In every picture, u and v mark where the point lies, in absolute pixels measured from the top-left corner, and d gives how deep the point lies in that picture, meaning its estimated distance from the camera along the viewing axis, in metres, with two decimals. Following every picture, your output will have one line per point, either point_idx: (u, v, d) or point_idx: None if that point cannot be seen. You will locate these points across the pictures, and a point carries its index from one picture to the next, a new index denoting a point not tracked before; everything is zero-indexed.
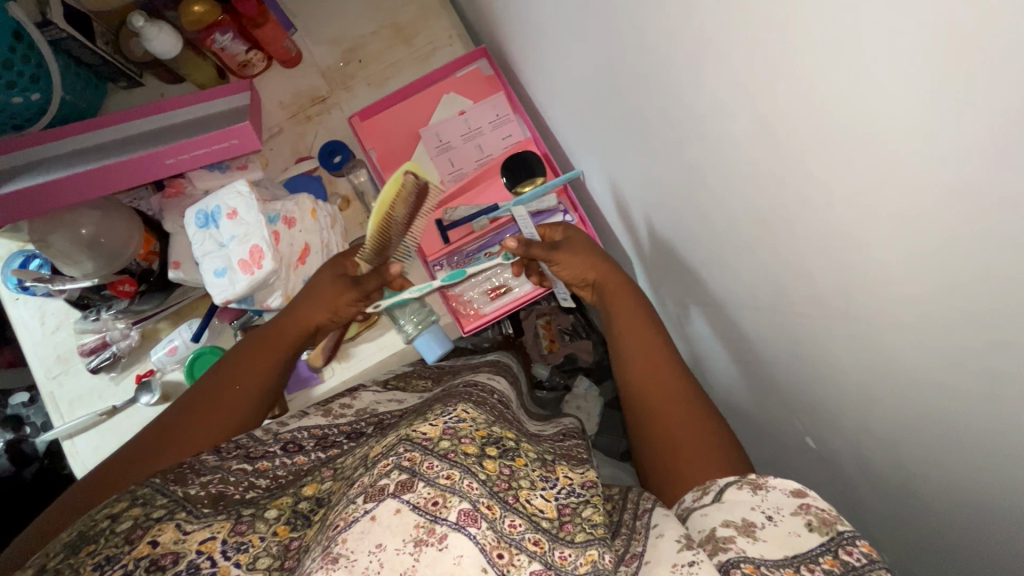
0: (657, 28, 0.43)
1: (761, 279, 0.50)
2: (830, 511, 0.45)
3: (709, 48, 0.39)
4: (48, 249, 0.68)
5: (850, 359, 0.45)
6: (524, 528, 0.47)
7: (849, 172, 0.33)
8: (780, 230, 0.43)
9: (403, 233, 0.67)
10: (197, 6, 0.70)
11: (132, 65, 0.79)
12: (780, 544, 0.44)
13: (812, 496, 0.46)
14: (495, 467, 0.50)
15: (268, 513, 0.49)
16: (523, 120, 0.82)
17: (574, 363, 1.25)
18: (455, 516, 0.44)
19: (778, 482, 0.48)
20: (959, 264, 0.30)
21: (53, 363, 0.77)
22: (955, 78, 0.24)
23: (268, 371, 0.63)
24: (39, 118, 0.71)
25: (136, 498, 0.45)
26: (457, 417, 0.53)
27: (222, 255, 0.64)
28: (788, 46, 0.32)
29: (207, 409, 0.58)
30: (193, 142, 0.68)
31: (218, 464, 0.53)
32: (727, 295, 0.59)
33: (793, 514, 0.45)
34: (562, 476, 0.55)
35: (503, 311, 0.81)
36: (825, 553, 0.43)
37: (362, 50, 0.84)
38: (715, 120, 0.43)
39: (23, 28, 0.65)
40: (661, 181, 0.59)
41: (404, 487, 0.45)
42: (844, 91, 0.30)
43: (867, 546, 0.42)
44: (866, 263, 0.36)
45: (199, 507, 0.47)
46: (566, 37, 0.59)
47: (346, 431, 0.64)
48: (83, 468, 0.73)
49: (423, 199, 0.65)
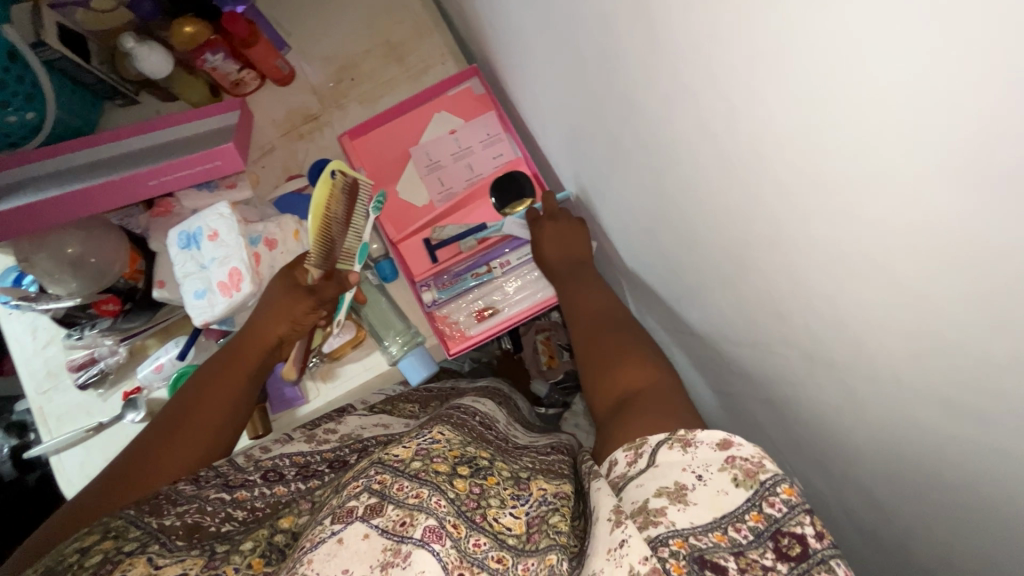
0: (636, 51, 0.42)
1: (755, 309, 0.49)
2: (754, 458, 0.41)
3: (684, 69, 0.38)
4: (34, 268, 0.69)
5: (846, 380, 0.43)
6: (488, 547, 0.44)
7: (840, 201, 0.31)
8: (770, 257, 0.42)
9: (342, 232, 0.66)
10: (188, 27, 0.71)
11: (127, 84, 0.80)
12: (709, 507, 0.40)
13: (738, 445, 0.42)
14: (466, 486, 0.48)
15: (243, 545, 0.47)
16: (514, 139, 0.82)
17: (575, 380, 1.22)
18: (420, 533, 0.42)
19: (704, 435, 0.43)
20: (952, 284, 0.28)
21: (43, 378, 0.77)
22: (937, 109, 0.23)
23: (234, 392, 0.61)
24: (34, 136, 0.72)
25: (109, 530, 0.44)
26: (432, 439, 0.51)
27: (202, 277, 0.63)
28: (769, 67, 0.30)
29: (176, 435, 0.56)
30: (175, 164, 0.68)
31: (195, 493, 0.51)
32: (723, 325, 0.57)
33: (719, 471, 0.42)
34: (535, 490, 0.52)
35: (489, 334, 0.77)
36: (751, 509, 0.40)
37: (355, 68, 0.84)
38: (694, 148, 0.42)
39: (17, 49, 0.66)
40: (647, 206, 0.57)
41: (373, 511, 0.43)
42: (826, 126, 0.29)
43: (787, 493, 0.40)
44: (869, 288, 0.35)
45: (173, 540, 0.46)
46: (551, 57, 0.57)
47: (328, 458, 0.61)
48: (68, 484, 0.73)
49: (352, 199, 0.68)
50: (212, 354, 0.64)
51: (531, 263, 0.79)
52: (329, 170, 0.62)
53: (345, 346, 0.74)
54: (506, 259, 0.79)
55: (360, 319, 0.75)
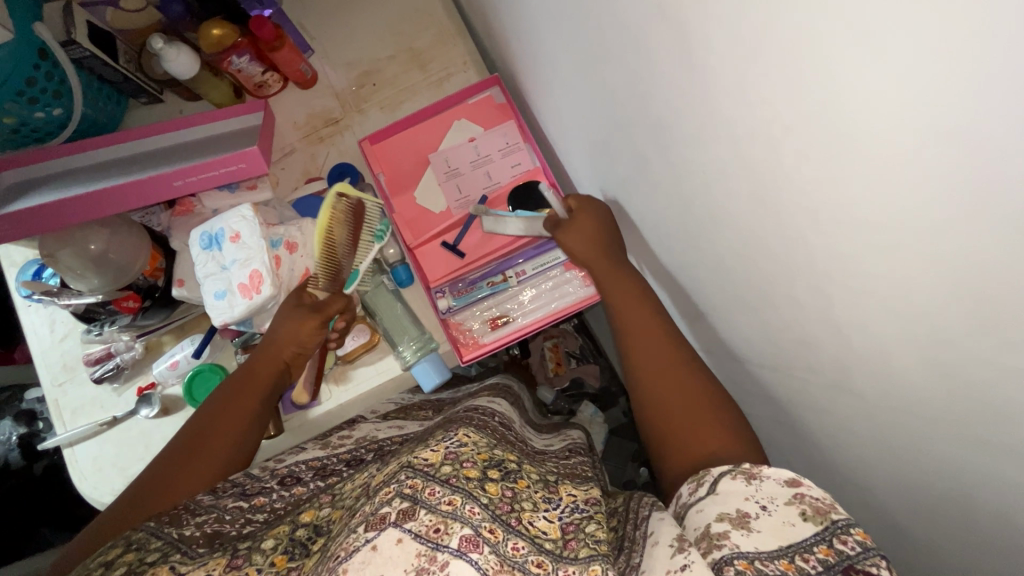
0: (668, 73, 0.42)
1: (781, 328, 0.49)
2: (824, 499, 0.43)
3: (718, 94, 0.38)
4: (57, 264, 0.70)
5: (873, 398, 0.44)
6: (526, 550, 0.44)
7: (872, 224, 0.32)
8: (800, 279, 0.42)
9: (350, 252, 0.70)
10: (216, 30, 0.71)
11: (152, 83, 0.81)
12: (775, 535, 0.42)
13: (807, 485, 0.44)
14: (497, 489, 0.48)
15: (265, 543, 0.47)
16: (533, 149, 0.82)
17: (580, 388, 1.24)
18: (456, 542, 0.42)
19: (772, 471, 0.46)
20: (997, 311, 0.29)
21: (59, 371, 0.78)
22: (979, 149, 0.24)
23: (249, 411, 0.61)
24: (61, 132, 0.74)
25: (130, 543, 0.45)
26: (459, 441, 0.51)
27: (223, 278, 0.64)
28: (807, 100, 0.31)
29: (196, 449, 0.57)
30: (201, 166, 0.68)
31: (213, 503, 0.52)
32: (745, 338, 0.58)
33: (786, 505, 0.44)
34: (564, 495, 0.52)
35: (502, 343, 0.78)
36: (820, 543, 0.41)
37: (376, 74, 0.84)
38: (723, 170, 0.43)
39: (48, 47, 0.67)
40: (671, 221, 0.58)
41: (406, 515, 0.43)
42: (871, 157, 0.29)
43: (861, 535, 0.41)
44: (898, 315, 0.35)
45: (195, 547, 0.47)
46: (578, 72, 0.58)
47: (345, 459, 0.62)
48: (80, 478, 0.74)
49: (358, 219, 0.71)
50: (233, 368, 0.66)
51: (547, 273, 0.79)
52: (333, 193, 0.66)
53: (359, 350, 0.74)
54: (521, 268, 0.79)
55: (375, 324, 0.75)
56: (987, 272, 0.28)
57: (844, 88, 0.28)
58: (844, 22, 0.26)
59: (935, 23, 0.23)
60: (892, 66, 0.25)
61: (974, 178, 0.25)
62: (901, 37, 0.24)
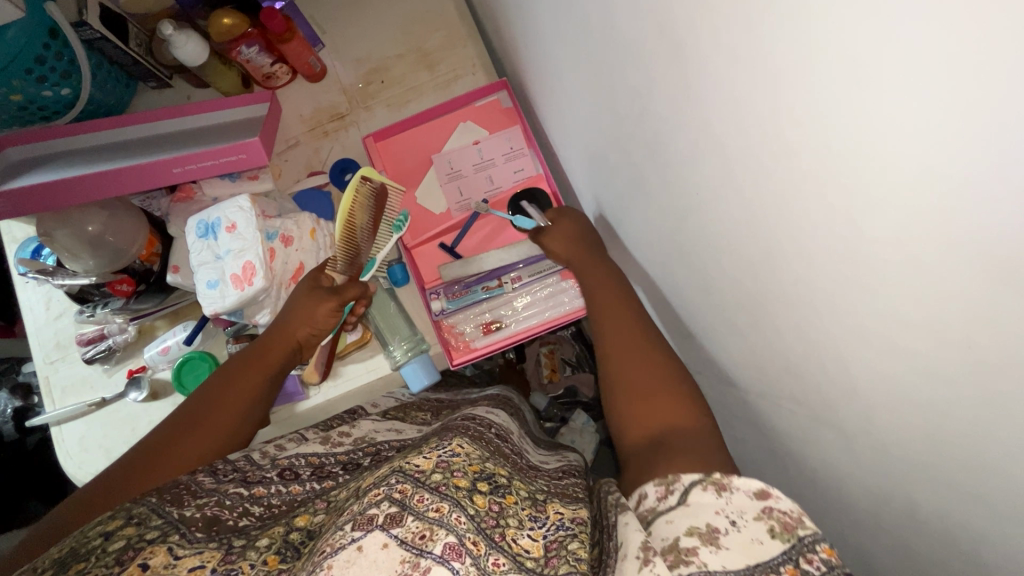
0: (674, 91, 0.41)
1: (773, 355, 0.48)
2: (792, 513, 0.43)
3: (719, 113, 0.37)
4: (54, 244, 0.70)
5: (864, 434, 0.42)
6: (507, 567, 0.43)
7: (869, 258, 0.31)
8: (794, 309, 0.41)
9: (369, 237, 0.70)
10: (227, 19, 0.71)
11: (162, 68, 0.81)
12: (742, 553, 0.42)
13: (776, 497, 0.43)
14: (485, 502, 0.47)
15: (259, 542, 0.46)
16: (537, 156, 0.82)
17: (574, 397, 1.21)
18: (441, 549, 0.42)
19: (742, 482, 0.45)
20: (994, 363, 0.27)
21: (51, 349, 0.78)
22: (979, 195, 0.23)
23: (251, 400, 0.61)
24: (67, 111, 0.74)
25: (131, 517, 0.45)
26: (452, 450, 0.51)
27: (216, 267, 0.64)
28: (810, 128, 0.30)
29: (193, 432, 0.57)
30: (202, 154, 0.68)
31: (214, 487, 0.52)
32: (736, 363, 0.57)
33: (755, 520, 0.43)
34: (552, 513, 0.51)
35: (494, 348, 0.77)
36: (787, 563, 0.41)
37: (385, 71, 0.84)
38: (720, 190, 0.42)
39: (59, 27, 0.67)
40: (667, 240, 0.57)
41: (393, 521, 0.43)
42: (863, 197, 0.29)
43: (827, 553, 0.41)
44: (890, 353, 0.34)
45: (193, 531, 0.46)
46: (582, 82, 0.57)
47: (343, 461, 0.61)
48: (66, 457, 0.74)
49: (380, 203, 0.70)
50: (240, 350, 0.65)
51: (543, 280, 0.79)
52: (358, 178, 0.64)
53: (352, 346, 0.74)
54: (518, 274, 0.79)
55: (367, 322, 0.75)
56: (985, 320, 0.26)
57: (841, 122, 0.27)
58: (836, 60, 0.26)
59: (933, 75, 0.22)
60: (884, 109, 0.25)
61: (977, 223, 0.24)
62: (886, 87, 0.24)
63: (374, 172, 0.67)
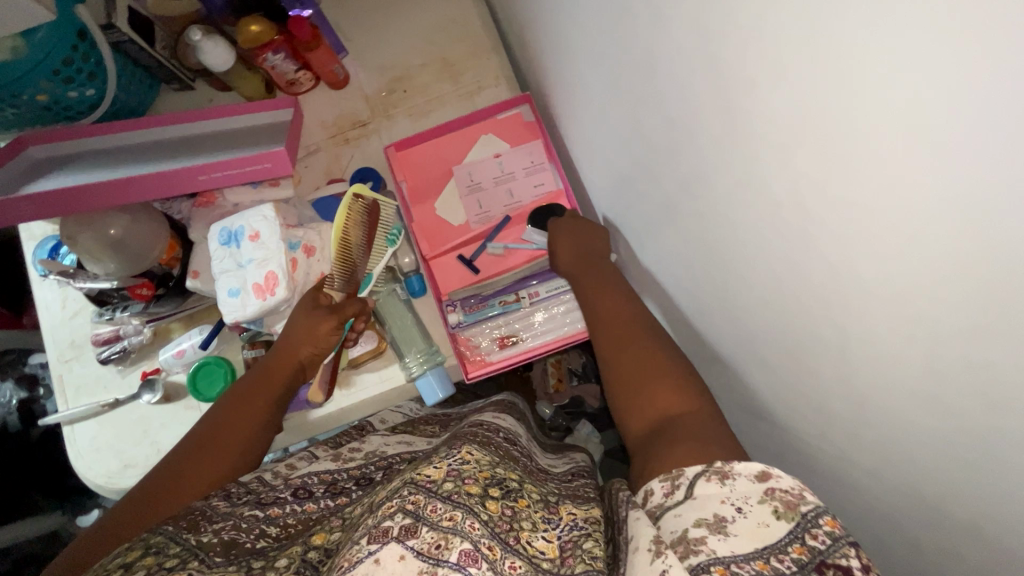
0: (712, 119, 0.41)
1: (801, 383, 0.48)
2: (793, 489, 0.42)
3: (760, 144, 0.37)
4: (76, 246, 0.71)
5: (895, 465, 0.43)
6: (524, 570, 0.43)
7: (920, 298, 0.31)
8: (828, 340, 0.41)
9: (365, 253, 0.70)
10: (254, 26, 0.71)
11: (185, 71, 0.81)
12: (750, 537, 0.41)
13: (776, 477, 0.43)
14: (497, 507, 0.47)
15: (278, 562, 0.46)
16: (557, 170, 0.82)
17: (580, 407, 1.21)
18: (456, 556, 0.41)
19: (742, 467, 0.45)
20: None
21: (66, 348, 0.78)
22: None
23: (261, 418, 0.62)
24: (92, 112, 0.74)
25: (149, 547, 0.45)
26: (462, 459, 0.50)
27: (238, 276, 0.64)
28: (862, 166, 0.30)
29: (206, 453, 0.57)
30: (229, 162, 0.68)
31: (229, 511, 0.51)
32: (757, 387, 0.57)
33: (760, 503, 0.43)
34: (565, 514, 0.51)
35: (509, 362, 0.77)
36: (793, 542, 0.41)
37: (408, 80, 0.84)
38: (755, 219, 0.42)
39: (88, 29, 0.67)
40: (691, 263, 0.57)
41: (408, 532, 0.43)
42: (923, 225, 0.28)
43: (830, 524, 0.41)
44: (933, 390, 0.34)
45: (212, 556, 0.46)
46: (611, 103, 0.57)
47: (355, 476, 0.61)
48: (78, 456, 0.74)
49: (372, 218, 0.70)
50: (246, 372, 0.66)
51: (559, 297, 0.80)
52: (350, 196, 0.64)
53: (365, 356, 0.74)
54: (534, 290, 0.80)
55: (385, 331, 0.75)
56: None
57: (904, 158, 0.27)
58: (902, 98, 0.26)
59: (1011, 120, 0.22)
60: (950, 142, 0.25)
61: None
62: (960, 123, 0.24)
63: (365, 188, 0.67)
